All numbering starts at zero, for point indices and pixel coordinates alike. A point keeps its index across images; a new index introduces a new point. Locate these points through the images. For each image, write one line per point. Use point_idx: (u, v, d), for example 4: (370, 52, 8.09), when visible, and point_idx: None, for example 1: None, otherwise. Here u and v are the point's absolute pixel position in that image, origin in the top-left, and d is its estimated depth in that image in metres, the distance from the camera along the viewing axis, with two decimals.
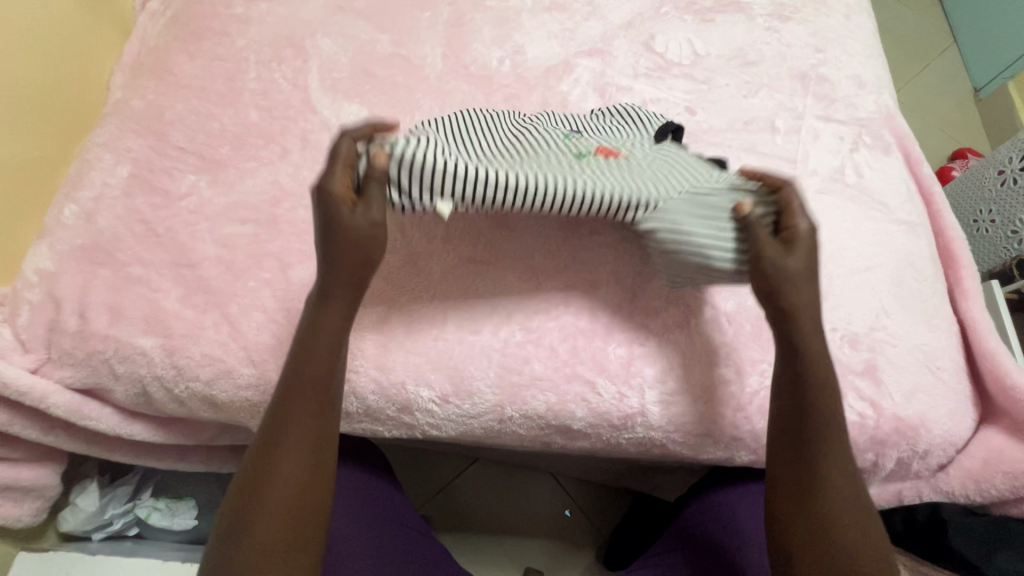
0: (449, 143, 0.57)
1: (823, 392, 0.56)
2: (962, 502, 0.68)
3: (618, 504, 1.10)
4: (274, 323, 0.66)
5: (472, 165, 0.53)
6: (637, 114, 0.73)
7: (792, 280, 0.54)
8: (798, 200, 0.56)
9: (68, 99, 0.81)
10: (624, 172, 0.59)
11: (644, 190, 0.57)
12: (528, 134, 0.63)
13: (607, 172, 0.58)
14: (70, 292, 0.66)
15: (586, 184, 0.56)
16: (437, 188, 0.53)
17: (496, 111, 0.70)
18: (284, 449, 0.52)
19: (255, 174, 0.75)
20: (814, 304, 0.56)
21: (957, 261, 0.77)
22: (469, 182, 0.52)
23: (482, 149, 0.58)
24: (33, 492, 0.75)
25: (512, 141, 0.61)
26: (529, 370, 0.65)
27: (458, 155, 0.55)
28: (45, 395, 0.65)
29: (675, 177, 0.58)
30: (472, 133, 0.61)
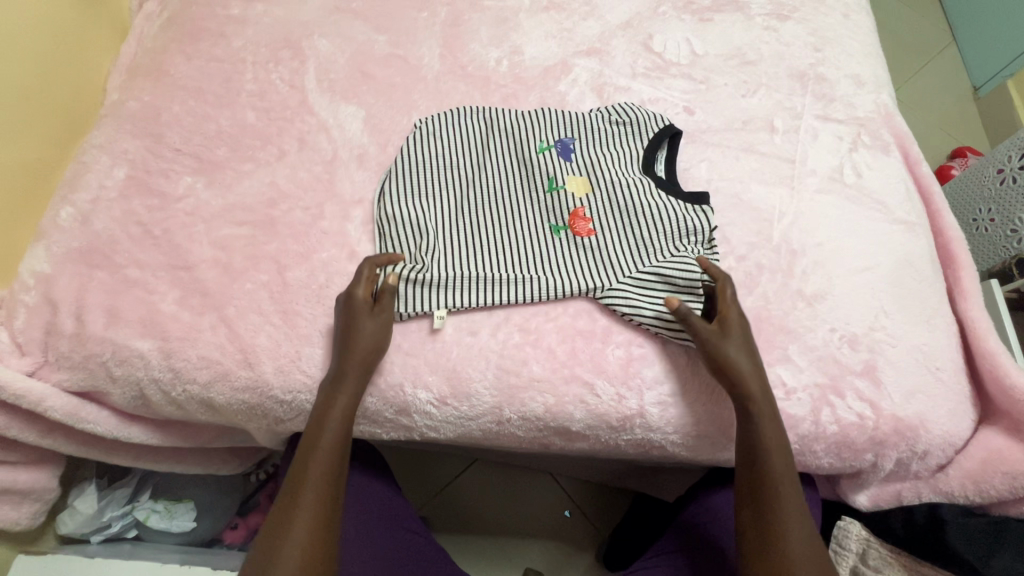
0: (442, 248, 0.70)
1: (780, 459, 0.58)
2: (961, 502, 0.67)
3: (618, 505, 1.10)
4: (272, 325, 0.66)
5: (459, 272, 0.68)
6: (625, 151, 0.78)
7: (731, 361, 0.60)
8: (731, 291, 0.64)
9: (66, 102, 0.81)
10: (586, 260, 0.70)
11: (598, 279, 0.68)
12: (510, 219, 0.73)
13: (570, 262, 0.70)
14: (67, 294, 0.66)
15: (549, 277, 0.68)
16: (433, 295, 0.66)
17: (490, 168, 0.76)
18: (299, 518, 0.54)
19: (252, 175, 0.75)
20: (758, 377, 0.60)
21: (957, 261, 0.77)
22: (457, 287, 0.67)
23: (469, 245, 0.70)
24: (31, 495, 0.75)
25: (495, 231, 0.72)
26: (527, 372, 0.65)
27: (448, 260, 0.69)
28: (42, 398, 0.64)
29: (625, 264, 0.69)
30: (462, 225, 0.72)
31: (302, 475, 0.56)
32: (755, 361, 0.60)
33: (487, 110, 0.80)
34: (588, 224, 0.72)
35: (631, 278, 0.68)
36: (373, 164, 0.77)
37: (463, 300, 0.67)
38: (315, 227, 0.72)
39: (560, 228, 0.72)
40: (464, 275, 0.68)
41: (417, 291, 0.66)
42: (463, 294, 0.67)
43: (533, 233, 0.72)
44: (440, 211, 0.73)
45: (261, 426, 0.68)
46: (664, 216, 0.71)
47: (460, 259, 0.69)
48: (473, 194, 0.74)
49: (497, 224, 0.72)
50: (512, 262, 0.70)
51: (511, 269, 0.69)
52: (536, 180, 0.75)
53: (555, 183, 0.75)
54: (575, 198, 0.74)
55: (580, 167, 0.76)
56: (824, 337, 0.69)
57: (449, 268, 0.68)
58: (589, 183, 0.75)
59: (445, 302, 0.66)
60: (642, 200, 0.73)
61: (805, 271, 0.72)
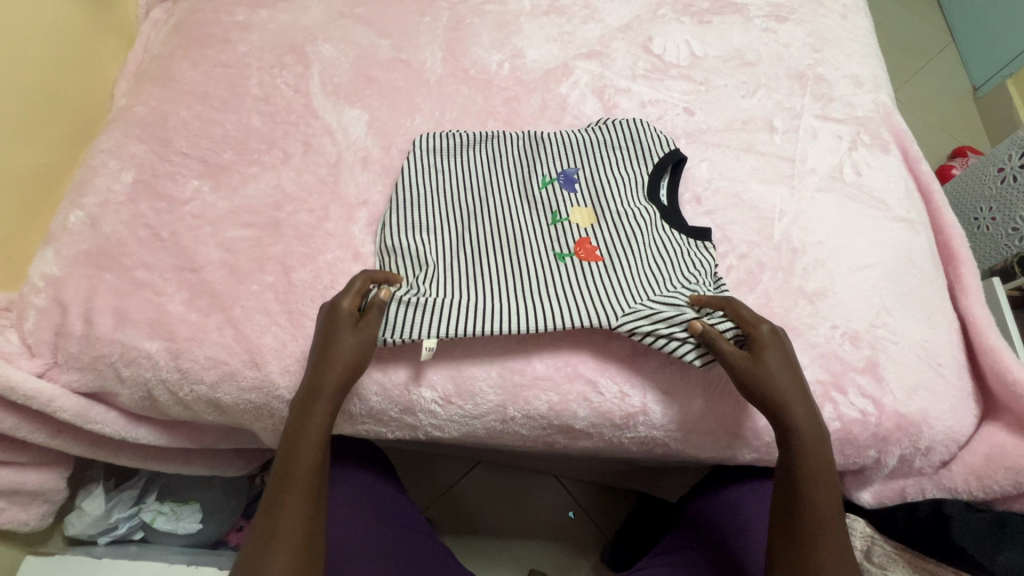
0: (439, 279, 0.67)
1: (823, 481, 0.56)
2: (965, 499, 0.67)
3: (621, 506, 1.10)
4: (278, 326, 0.67)
5: (457, 304, 0.65)
6: (625, 179, 0.76)
7: (774, 383, 0.58)
8: (747, 311, 0.62)
9: (73, 107, 0.82)
10: (591, 287, 0.67)
11: (605, 308, 0.65)
12: (510, 249, 0.71)
13: (574, 292, 0.67)
14: (76, 297, 0.67)
15: (553, 307, 0.65)
16: (429, 325, 0.63)
17: (487, 198, 0.75)
18: (279, 538, 0.53)
19: (258, 178, 0.76)
20: (800, 393, 0.58)
21: (958, 259, 0.77)
22: (454, 319, 0.63)
23: (468, 276, 0.68)
24: (40, 496, 0.75)
25: (494, 260, 0.69)
26: (530, 370, 0.66)
27: (446, 293, 0.66)
28: (52, 398, 0.65)
29: (634, 293, 0.66)
30: (459, 255, 0.70)
31: (277, 498, 0.55)
32: (795, 376, 0.59)
33: (486, 134, 0.80)
34: (595, 252, 0.70)
35: (641, 304, 0.65)
36: (376, 166, 0.78)
37: (464, 329, 0.63)
38: (320, 229, 0.73)
39: (565, 256, 0.70)
40: (465, 305, 0.65)
41: (414, 320, 0.63)
42: (460, 323, 0.63)
43: (534, 260, 0.70)
44: (440, 242, 0.71)
45: (267, 426, 0.69)
46: (670, 248, 0.70)
47: (458, 290, 0.66)
48: (474, 223, 0.72)
49: (499, 253, 0.70)
50: (513, 290, 0.67)
51: (516, 298, 0.66)
52: (539, 211, 0.74)
53: (558, 214, 0.73)
54: (580, 229, 0.72)
55: (584, 197, 0.75)
56: (825, 334, 0.69)
57: (449, 297, 0.66)
58: (593, 214, 0.74)
59: (444, 331, 0.63)
60: (647, 231, 0.72)
61: (806, 269, 0.73)
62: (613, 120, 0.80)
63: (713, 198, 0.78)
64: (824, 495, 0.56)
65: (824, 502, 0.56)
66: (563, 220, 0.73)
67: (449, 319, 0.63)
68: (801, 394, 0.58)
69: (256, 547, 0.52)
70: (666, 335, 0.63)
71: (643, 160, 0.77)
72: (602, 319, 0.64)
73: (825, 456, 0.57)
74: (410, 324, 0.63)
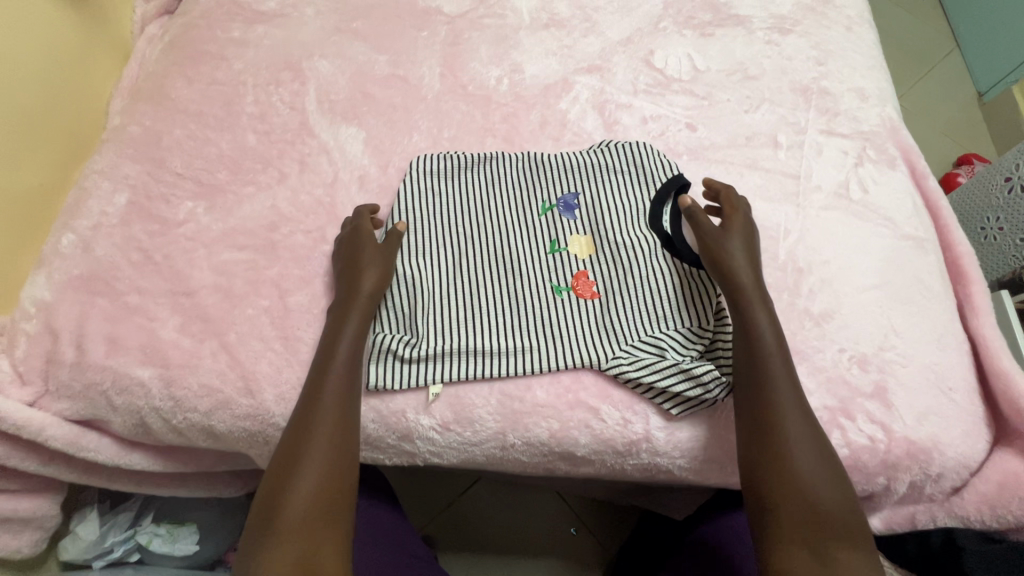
0: (435, 316, 0.68)
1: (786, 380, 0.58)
2: (977, 528, 0.65)
3: (624, 522, 1.08)
4: (273, 351, 0.65)
5: (454, 346, 0.66)
6: (626, 205, 0.74)
7: (728, 249, 0.65)
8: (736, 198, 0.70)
9: (67, 125, 0.81)
10: (586, 326, 0.67)
11: (598, 350, 0.66)
12: (508, 281, 0.70)
13: (570, 331, 0.67)
14: (68, 322, 0.66)
15: (547, 348, 0.66)
16: (425, 372, 0.65)
17: (484, 225, 0.73)
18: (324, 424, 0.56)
19: (253, 199, 0.75)
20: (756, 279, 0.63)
21: (967, 277, 0.75)
22: (450, 364, 0.65)
23: (465, 312, 0.68)
24: (32, 522, 0.74)
25: (491, 295, 0.69)
26: (531, 397, 0.65)
27: (443, 334, 0.67)
28: (43, 427, 0.63)
29: (628, 332, 0.67)
30: (455, 289, 0.69)
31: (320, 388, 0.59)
32: (755, 264, 0.65)
33: (485, 155, 0.78)
34: (592, 286, 0.70)
35: (631, 346, 0.66)
36: (374, 186, 0.77)
37: (459, 374, 0.65)
38: (316, 251, 0.71)
39: (561, 290, 0.70)
40: (460, 348, 0.66)
41: (410, 365, 0.65)
42: (456, 369, 0.65)
43: (533, 294, 0.69)
44: (434, 274, 0.70)
45: (262, 453, 0.67)
46: (669, 283, 0.69)
47: (455, 330, 0.67)
48: (470, 254, 0.72)
49: (495, 285, 0.70)
50: (509, 329, 0.67)
51: (510, 338, 0.66)
52: (537, 242, 0.73)
53: (556, 245, 0.72)
54: (578, 260, 0.72)
55: (582, 226, 0.74)
56: (832, 358, 0.68)
57: (446, 338, 0.66)
58: (593, 244, 0.73)
59: (440, 376, 0.64)
60: (646, 263, 0.70)
61: (812, 290, 0.71)
62: (617, 143, 0.78)
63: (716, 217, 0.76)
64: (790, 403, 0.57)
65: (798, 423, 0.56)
66: (561, 251, 0.72)
67: (446, 365, 0.65)
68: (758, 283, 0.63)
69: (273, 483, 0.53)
70: (648, 384, 0.63)
71: (643, 186, 0.75)
72: (594, 362, 0.65)
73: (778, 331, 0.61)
74: (408, 371, 0.65)
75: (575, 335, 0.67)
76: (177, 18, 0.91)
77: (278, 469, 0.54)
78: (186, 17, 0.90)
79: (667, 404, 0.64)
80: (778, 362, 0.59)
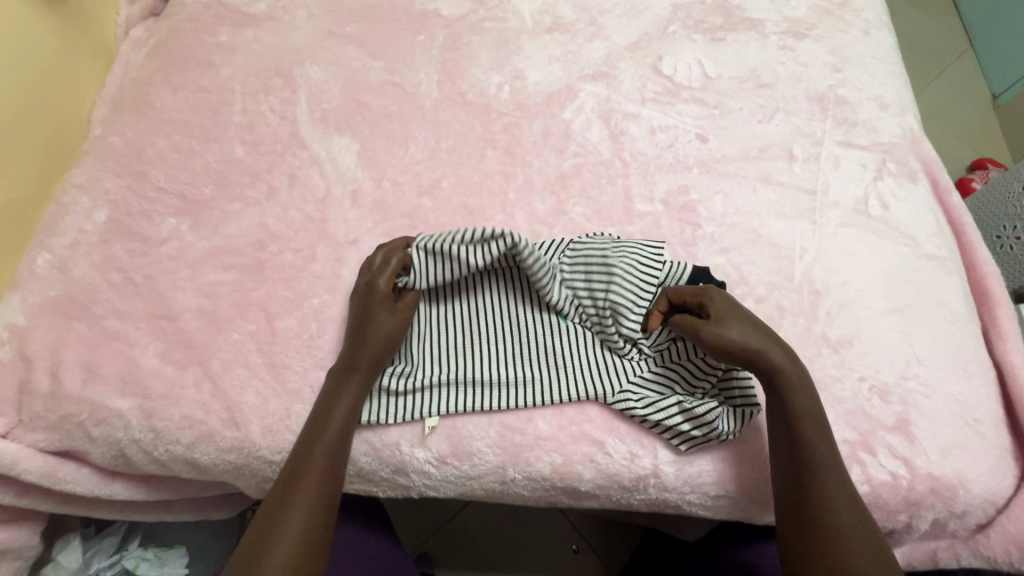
0: (434, 349, 0.64)
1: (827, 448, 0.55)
2: (1005, 569, 0.62)
3: (628, 539, 1.04)
4: (259, 380, 0.62)
5: (452, 378, 0.62)
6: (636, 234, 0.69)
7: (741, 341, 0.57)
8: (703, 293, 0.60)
9: (46, 135, 0.77)
10: (591, 356, 0.64)
11: (605, 380, 0.62)
12: (509, 310, 0.66)
13: (574, 361, 0.63)
14: (42, 349, 0.63)
15: (551, 378, 0.62)
16: (420, 405, 0.61)
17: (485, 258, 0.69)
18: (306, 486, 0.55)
19: (240, 216, 0.71)
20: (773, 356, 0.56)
21: (992, 298, 0.71)
22: (448, 397, 0.61)
23: (464, 343, 0.65)
24: (10, 554, 0.71)
25: (491, 324, 0.65)
26: (532, 429, 0.61)
27: (441, 365, 0.63)
28: (16, 461, 0.60)
29: (636, 363, 0.63)
30: (455, 322, 0.66)
31: (315, 437, 0.57)
32: (756, 331, 0.58)
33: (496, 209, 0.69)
34: None
35: (640, 378, 0.62)
36: (367, 201, 0.73)
37: (456, 407, 0.61)
38: (306, 271, 0.68)
39: (566, 320, 0.66)
40: (458, 380, 0.62)
41: (404, 399, 0.61)
42: (454, 402, 0.61)
43: (536, 325, 0.65)
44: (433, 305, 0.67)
45: (250, 485, 0.63)
46: None
47: (454, 361, 0.63)
48: (473, 324, 0.65)
49: (497, 340, 0.64)
50: (510, 361, 0.63)
51: (511, 369, 0.63)
52: None
53: None
54: None
55: (600, 294, 0.64)
56: (851, 388, 0.64)
57: (442, 369, 0.63)
58: None
59: (437, 409, 0.61)
60: None
61: (830, 314, 0.68)
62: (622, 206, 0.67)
63: (728, 235, 0.72)
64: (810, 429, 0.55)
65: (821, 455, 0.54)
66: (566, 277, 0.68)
67: (443, 398, 0.61)
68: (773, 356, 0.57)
69: (266, 518, 0.53)
70: (656, 421, 0.60)
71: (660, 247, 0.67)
72: (600, 394, 0.61)
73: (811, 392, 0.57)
74: (404, 403, 0.61)
75: (579, 366, 0.63)
76: (161, 21, 0.87)
77: (252, 542, 0.53)
78: (172, 20, 0.86)
79: (677, 441, 0.60)
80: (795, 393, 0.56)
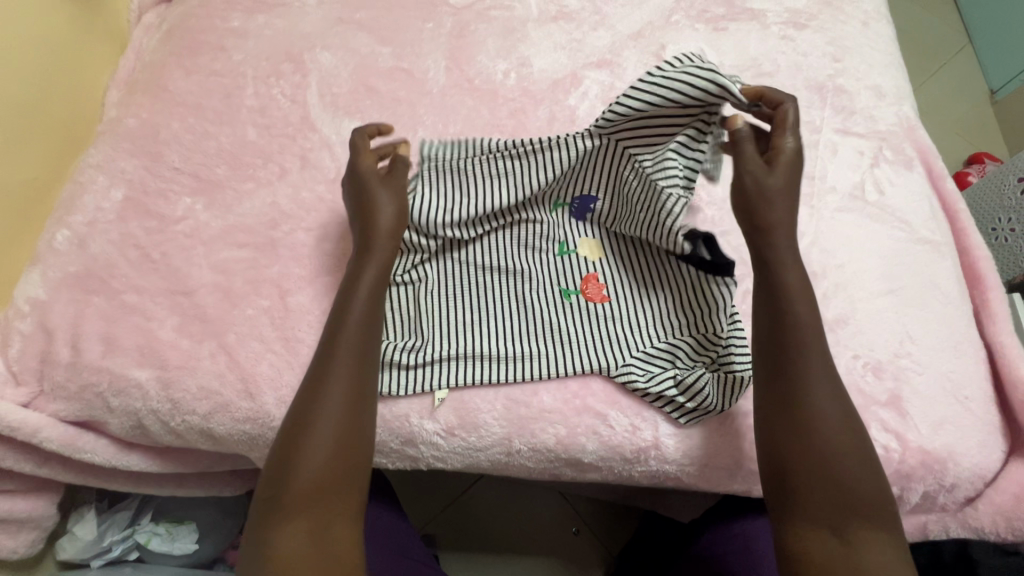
0: (440, 321, 0.66)
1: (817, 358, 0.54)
2: (991, 540, 0.64)
3: (627, 522, 1.06)
4: (273, 353, 0.64)
5: (459, 352, 0.64)
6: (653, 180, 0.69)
7: (768, 196, 0.57)
8: (793, 118, 0.59)
9: (64, 116, 0.79)
10: (595, 331, 0.66)
11: (608, 353, 0.64)
12: (513, 285, 0.68)
13: (579, 335, 0.66)
14: (63, 322, 0.65)
15: (556, 352, 0.65)
16: (427, 380, 0.63)
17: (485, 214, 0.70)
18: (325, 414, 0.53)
19: (253, 196, 0.73)
20: (792, 220, 0.58)
21: (984, 282, 0.73)
22: (453, 372, 0.63)
23: (470, 319, 0.66)
24: (28, 523, 0.73)
25: (495, 301, 0.67)
26: (538, 403, 0.63)
27: (445, 342, 0.65)
28: (38, 429, 0.62)
29: (637, 337, 0.66)
30: (460, 300, 0.67)
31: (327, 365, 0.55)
32: (789, 193, 0.58)
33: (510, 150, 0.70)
34: (601, 290, 0.68)
35: (643, 354, 0.64)
36: None
37: (465, 379, 0.63)
38: (318, 249, 0.70)
39: (571, 294, 0.68)
40: (465, 354, 0.64)
41: (414, 371, 0.64)
42: (462, 374, 0.63)
43: (543, 300, 0.68)
44: (441, 279, 0.69)
45: (263, 455, 0.65)
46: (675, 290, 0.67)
47: (461, 336, 0.65)
48: (479, 312, 0.67)
49: (503, 324, 0.66)
50: (515, 339, 0.65)
51: (518, 344, 0.65)
52: (546, 244, 0.71)
53: (565, 247, 0.71)
54: (587, 263, 0.70)
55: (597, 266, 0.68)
56: (846, 365, 0.66)
57: (450, 345, 0.65)
58: (600, 246, 0.71)
59: (446, 381, 0.63)
60: (654, 274, 0.68)
61: (826, 294, 0.70)
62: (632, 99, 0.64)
63: (727, 218, 0.74)
64: (796, 288, 0.56)
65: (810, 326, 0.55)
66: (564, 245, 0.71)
67: (449, 372, 0.63)
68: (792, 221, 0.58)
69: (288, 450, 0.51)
70: (656, 394, 0.62)
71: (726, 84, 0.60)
72: (603, 367, 0.64)
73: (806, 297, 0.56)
74: (414, 376, 0.63)
75: (583, 342, 0.65)
76: (173, 7, 0.89)
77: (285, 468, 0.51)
78: (185, 5, 0.88)
79: (676, 414, 0.62)
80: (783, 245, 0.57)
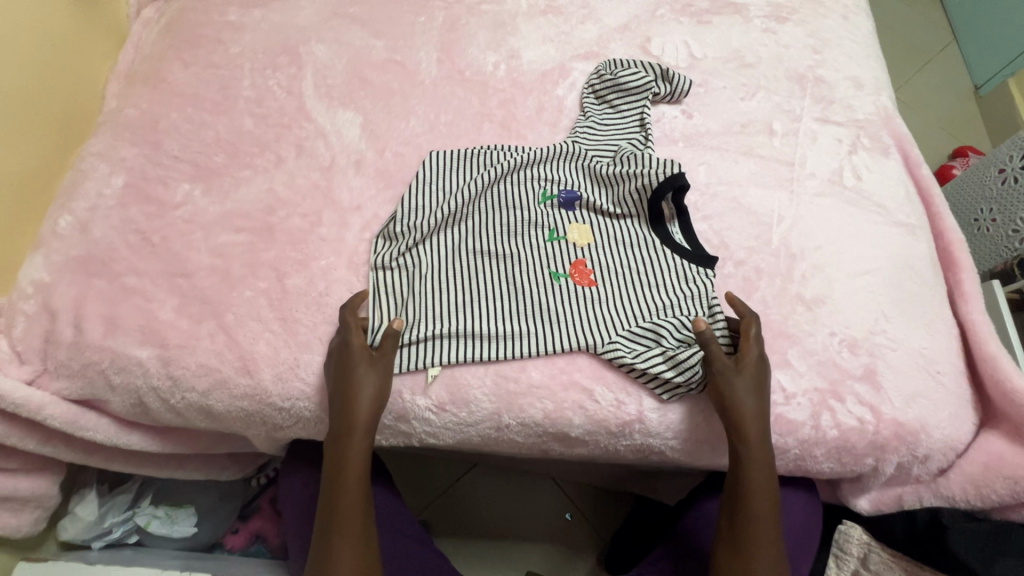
0: (432, 303, 0.68)
1: (760, 513, 0.60)
2: (962, 507, 0.67)
3: (618, 508, 1.09)
4: (271, 333, 0.66)
5: (450, 332, 0.66)
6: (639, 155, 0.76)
7: (737, 396, 0.60)
8: (755, 333, 0.64)
9: (64, 107, 0.81)
10: (583, 312, 0.68)
11: (595, 332, 0.67)
12: (504, 268, 0.71)
13: (568, 316, 0.68)
14: (66, 302, 0.67)
15: (545, 332, 0.67)
16: (420, 357, 0.65)
17: (478, 204, 0.74)
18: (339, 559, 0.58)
19: (251, 182, 0.75)
20: (759, 419, 0.60)
21: (958, 265, 0.76)
22: (445, 350, 0.66)
23: (461, 300, 0.68)
24: (31, 502, 0.75)
25: (486, 284, 0.70)
26: (526, 378, 0.65)
27: (437, 322, 0.67)
28: (42, 406, 0.64)
29: (624, 317, 0.68)
30: (451, 283, 0.69)
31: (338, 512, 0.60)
32: (761, 407, 0.61)
33: (499, 150, 0.78)
34: (589, 274, 0.71)
35: (629, 333, 0.67)
36: (370, 170, 0.77)
37: (458, 355, 0.65)
38: (314, 234, 0.72)
39: (560, 276, 0.70)
40: (457, 331, 0.66)
41: (407, 349, 0.66)
42: (455, 350, 0.66)
43: (532, 281, 0.70)
44: (434, 263, 0.70)
45: (261, 432, 0.68)
46: (658, 269, 0.71)
47: (452, 315, 0.67)
48: (470, 294, 0.69)
49: (494, 306, 0.68)
50: (505, 318, 0.68)
51: (509, 323, 0.67)
52: (536, 230, 0.73)
53: (555, 233, 0.73)
54: (576, 248, 0.72)
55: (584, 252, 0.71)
56: (823, 342, 0.68)
57: (443, 323, 0.67)
58: (589, 233, 0.74)
59: (439, 358, 0.65)
60: (638, 256, 0.72)
61: (805, 275, 0.72)
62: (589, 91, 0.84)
63: (710, 203, 0.77)
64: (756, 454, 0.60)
65: (764, 521, 0.60)
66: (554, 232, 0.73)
67: (441, 350, 0.66)
68: (760, 421, 0.60)
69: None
70: (642, 370, 0.64)
71: (661, 82, 0.83)
72: (590, 345, 0.66)
73: (764, 461, 0.60)
74: (408, 353, 0.66)
75: (570, 322, 0.68)
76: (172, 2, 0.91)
77: None
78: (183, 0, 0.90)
79: (659, 389, 0.65)
80: (756, 441, 0.60)
